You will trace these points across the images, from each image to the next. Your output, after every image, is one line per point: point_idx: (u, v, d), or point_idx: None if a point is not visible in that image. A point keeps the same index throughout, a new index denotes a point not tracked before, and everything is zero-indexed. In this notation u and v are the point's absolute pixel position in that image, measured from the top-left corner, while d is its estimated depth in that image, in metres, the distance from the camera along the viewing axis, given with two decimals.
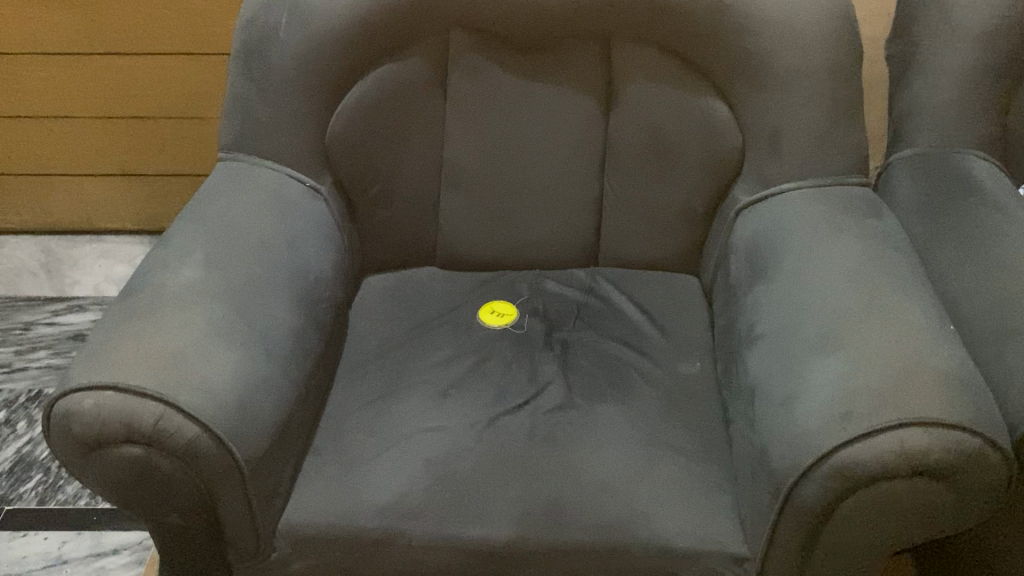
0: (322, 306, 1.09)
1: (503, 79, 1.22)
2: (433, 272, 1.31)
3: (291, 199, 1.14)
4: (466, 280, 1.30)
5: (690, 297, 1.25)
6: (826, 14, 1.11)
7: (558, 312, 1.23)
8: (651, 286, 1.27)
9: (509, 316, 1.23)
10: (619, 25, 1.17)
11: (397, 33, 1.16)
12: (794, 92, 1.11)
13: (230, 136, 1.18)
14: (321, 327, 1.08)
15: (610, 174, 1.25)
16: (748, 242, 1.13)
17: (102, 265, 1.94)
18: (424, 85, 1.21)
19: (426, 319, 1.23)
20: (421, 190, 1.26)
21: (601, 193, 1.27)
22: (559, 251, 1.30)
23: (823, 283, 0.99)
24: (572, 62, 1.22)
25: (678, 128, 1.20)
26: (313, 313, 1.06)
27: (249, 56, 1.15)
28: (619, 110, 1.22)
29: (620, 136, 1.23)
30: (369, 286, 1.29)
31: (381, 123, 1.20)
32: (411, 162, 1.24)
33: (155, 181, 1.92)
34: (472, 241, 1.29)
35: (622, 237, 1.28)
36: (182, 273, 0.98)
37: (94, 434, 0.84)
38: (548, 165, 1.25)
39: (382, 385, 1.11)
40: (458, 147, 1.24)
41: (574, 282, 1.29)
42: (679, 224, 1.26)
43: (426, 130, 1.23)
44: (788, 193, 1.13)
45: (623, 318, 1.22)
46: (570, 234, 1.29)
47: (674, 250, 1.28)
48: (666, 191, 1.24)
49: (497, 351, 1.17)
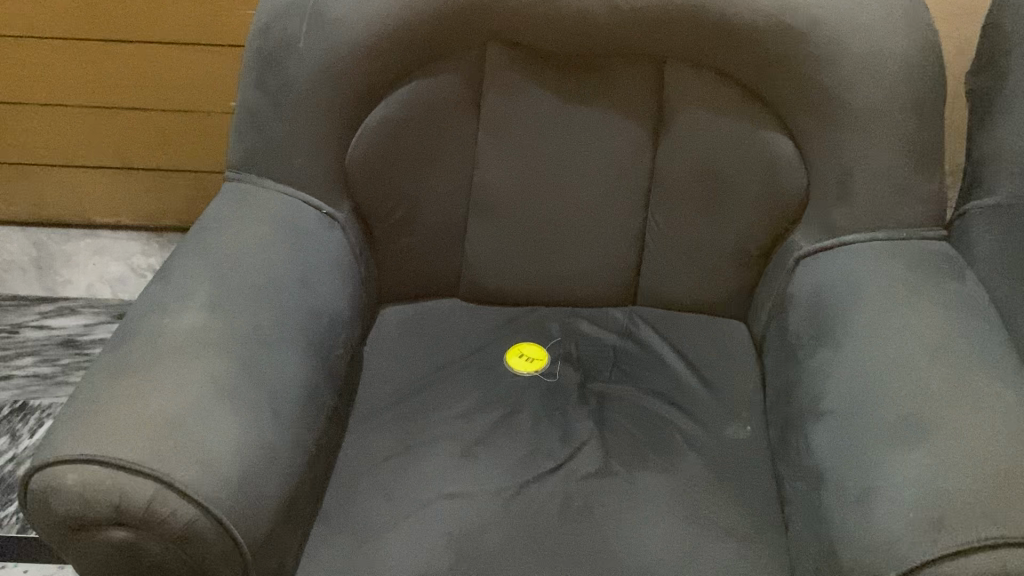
0: (337, 352, 0.98)
1: (544, 99, 1.10)
2: (455, 306, 1.20)
3: (305, 229, 1.02)
4: (492, 315, 1.19)
5: (738, 345, 1.14)
6: (912, 46, 0.99)
7: (593, 358, 1.12)
8: (694, 333, 1.16)
9: (540, 361, 1.12)
10: (677, 46, 1.05)
11: (429, 45, 1.04)
12: (870, 132, 1.00)
13: (239, 154, 1.07)
14: (334, 376, 0.97)
15: (655, 208, 1.14)
16: (810, 296, 1.02)
17: (96, 263, 1.86)
18: (455, 104, 1.09)
19: (448, 360, 1.12)
20: (446, 217, 1.15)
21: (644, 227, 1.15)
22: (594, 288, 1.19)
23: (901, 356, 0.88)
24: (621, 84, 1.10)
25: (734, 163, 1.09)
26: (327, 361, 0.95)
27: (264, 65, 1.04)
28: (669, 139, 1.10)
29: (669, 168, 1.12)
30: (386, 318, 1.18)
31: (406, 144, 1.09)
32: (437, 187, 1.13)
33: (154, 176, 1.80)
34: (500, 274, 1.18)
35: (664, 276, 1.17)
36: (182, 319, 0.87)
37: (76, 514, 0.73)
38: (588, 196, 1.14)
39: (400, 439, 1.01)
40: (490, 173, 1.13)
41: (610, 323, 1.18)
42: (728, 266, 1.15)
43: (455, 152, 1.12)
44: (857, 243, 1.03)
45: (664, 369, 1.11)
46: (607, 270, 1.18)
47: (721, 293, 1.17)
48: (717, 230, 1.13)
49: (527, 402, 1.06)
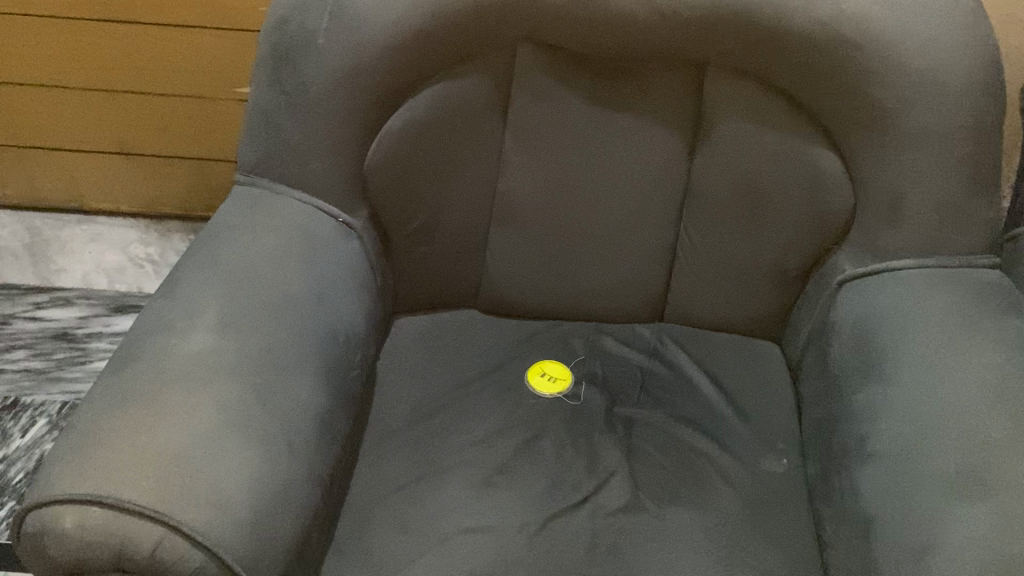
0: (354, 373, 0.92)
1: (577, 105, 1.03)
2: (474, 318, 1.14)
3: (320, 238, 0.96)
4: (513, 329, 1.13)
5: (771, 369, 1.09)
6: (975, 62, 0.93)
7: (619, 380, 1.07)
8: (724, 356, 1.10)
9: (563, 382, 1.06)
10: (721, 53, 0.98)
11: (457, 45, 0.97)
12: (925, 154, 0.94)
13: (251, 156, 1.00)
14: (351, 398, 0.91)
15: (689, 221, 1.09)
16: (854, 326, 0.96)
17: (92, 252, 1.75)
18: (482, 107, 1.03)
19: (467, 379, 1.06)
20: (468, 225, 1.09)
21: (676, 242, 1.10)
22: (621, 303, 1.13)
23: (958, 399, 0.83)
24: (658, 91, 1.03)
25: (776, 179, 1.03)
26: (343, 384, 0.89)
27: (278, 63, 0.97)
28: (707, 151, 1.04)
29: (705, 181, 1.06)
30: (401, 329, 1.12)
31: (428, 150, 1.02)
32: (459, 194, 1.07)
33: (155, 163, 1.73)
34: (522, 286, 1.12)
35: (695, 293, 1.12)
36: (191, 341, 0.80)
37: (76, 559, 0.68)
38: (618, 208, 1.08)
39: (416, 465, 0.95)
40: (516, 182, 1.07)
41: (636, 341, 1.12)
42: (764, 286, 1.09)
43: (479, 158, 1.05)
44: (905, 270, 0.97)
45: (694, 394, 1.05)
46: (635, 285, 1.12)
47: (754, 313, 1.11)
48: (753, 248, 1.07)
49: (551, 427, 1.01)
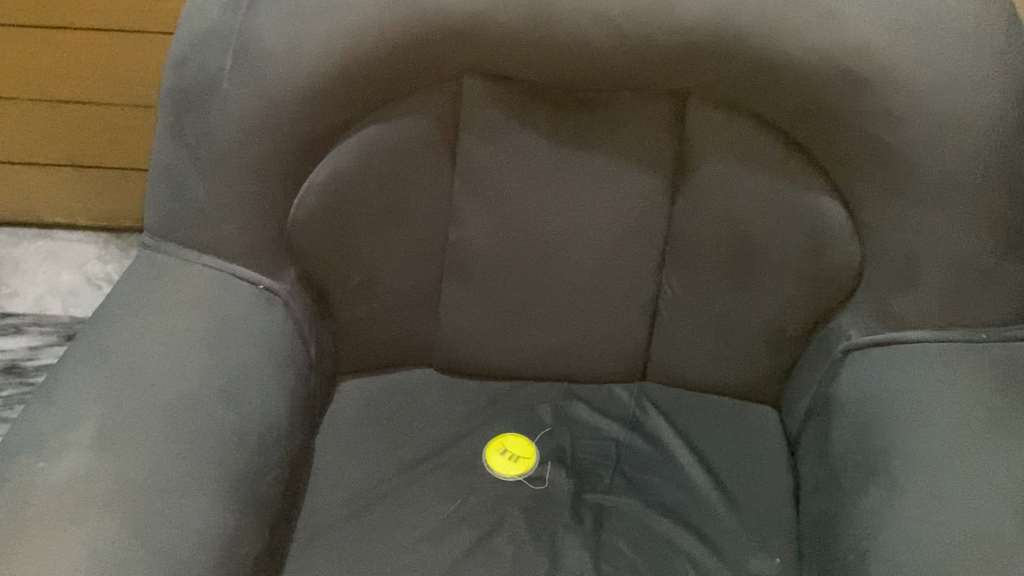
0: (271, 474, 0.79)
1: (535, 145, 0.88)
2: (428, 381, 1.01)
3: (236, 314, 0.83)
4: (472, 393, 1.00)
5: (767, 443, 0.95)
6: (1006, 98, 0.77)
7: (591, 457, 0.94)
8: (710, 425, 0.97)
9: (525, 461, 0.93)
10: (703, 84, 0.83)
11: (388, 83, 0.82)
12: (945, 208, 0.79)
13: (155, 215, 0.86)
14: (268, 505, 0.78)
15: (670, 273, 0.94)
16: (859, 410, 0.82)
17: (47, 271, 1.62)
18: (423, 151, 0.88)
19: (417, 458, 0.93)
20: (416, 281, 0.95)
21: (656, 295, 0.95)
22: (596, 363, 0.99)
23: (978, 521, 0.69)
24: (631, 128, 0.87)
25: (769, 229, 0.88)
26: (257, 492, 0.77)
27: (181, 110, 0.83)
28: (691, 195, 0.90)
29: (688, 229, 0.91)
30: (346, 395, 0.99)
31: (363, 201, 0.88)
32: (402, 248, 0.92)
33: (107, 176, 1.60)
34: (481, 346, 0.98)
35: (680, 352, 0.97)
36: (60, 464, 0.68)
37: None
38: (587, 260, 0.93)
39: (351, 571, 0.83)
40: (469, 232, 0.92)
41: (613, 407, 0.99)
42: (758, 346, 0.95)
43: (425, 207, 0.91)
44: (922, 344, 0.83)
45: (676, 476, 0.92)
46: (610, 344, 0.98)
47: (747, 374, 0.97)
48: (744, 304, 0.93)
49: (508, 518, 0.88)
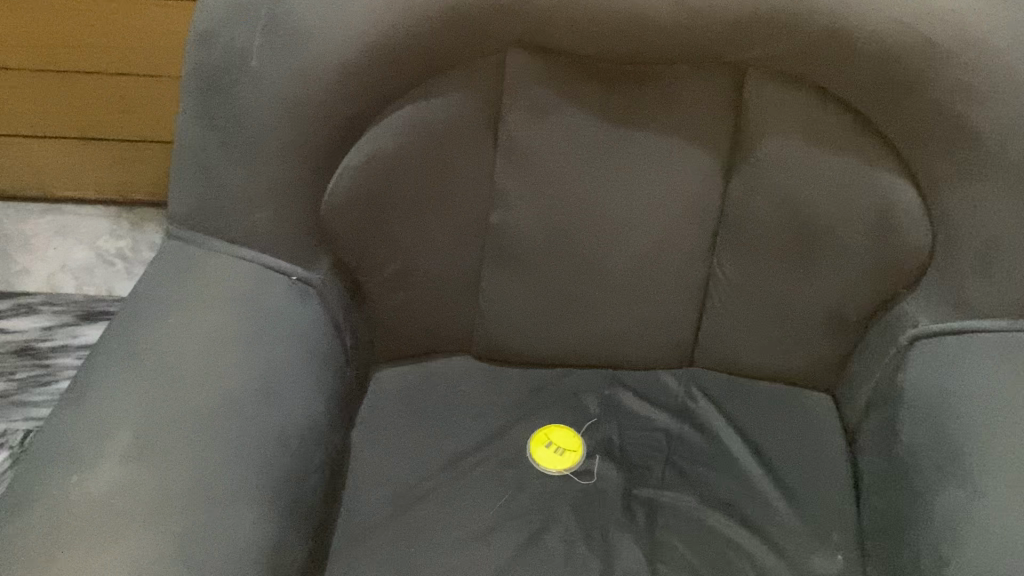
0: (313, 478, 0.76)
1: (584, 124, 0.83)
2: (466, 369, 0.97)
3: (272, 309, 0.79)
4: (514, 382, 0.96)
5: (823, 432, 0.91)
6: None
7: (640, 449, 0.90)
8: (763, 414, 0.93)
9: (571, 454, 0.90)
10: (769, 57, 0.77)
11: (430, 60, 0.77)
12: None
13: (180, 202, 0.81)
14: (311, 511, 0.75)
15: (724, 256, 0.89)
16: (932, 402, 0.79)
17: (58, 247, 1.57)
18: (466, 130, 0.82)
19: (459, 453, 0.89)
20: (455, 267, 0.90)
21: (709, 278, 0.91)
22: (643, 350, 0.95)
23: None
24: (687, 103, 0.82)
25: (833, 210, 0.83)
26: (300, 499, 0.73)
27: (207, 92, 0.78)
28: (749, 174, 0.84)
29: (745, 210, 0.86)
30: (382, 385, 0.95)
31: (402, 185, 0.83)
32: (442, 233, 0.87)
33: (119, 148, 1.55)
34: (524, 333, 0.94)
35: (731, 338, 0.93)
36: (97, 477, 0.64)
37: None
38: (638, 243, 0.88)
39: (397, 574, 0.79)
40: (513, 216, 0.87)
41: (661, 395, 0.95)
42: (816, 332, 0.90)
43: (467, 190, 0.86)
44: (995, 337, 0.80)
45: (731, 469, 0.89)
46: (659, 330, 0.93)
47: (802, 361, 0.93)
48: (803, 289, 0.88)
49: (557, 515, 0.85)
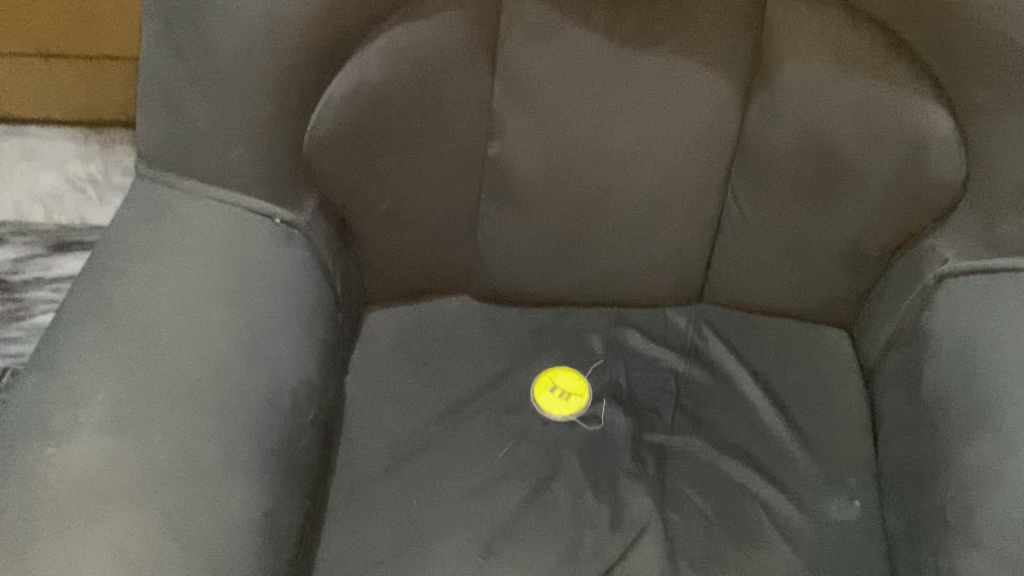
0: (307, 436, 0.71)
1: (589, 46, 0.75)
2: (463, 310, 0.92)
3: (254, 256, 0.73)
4: (514, 322, 0.91)
5: (838, 372, 0.87)
6: None
7: (649, 393, 0.86)
8: (775, 352, 0.89)
9: (577, 398, 0.85)
10: None
11: None
12: None
13: (147, 140, 0.74)
14: (306, 470, 0.71)
15: (739, 188, 0.83)
16: (962, 346, 0.75)
17: (23, 174, 1.48)
18: (460, 55, 0.75)
19: (459, 399, 0.85)
20: (451, 203, 0.84)
21: (720, 212, 0.85)
22: (651, 288, 0.90)
23: None
24: (701, 23, 0.75)
25: (859, 139, 0.78)
26: (295, 460, 0.69)
27: (171, 17, 0.70)
28: (768, 99, 0.78)
29: (763, 139, 0.80)
30: (375, 329, 0.90)
31: (391, 115, 0.76)
32: (435, 167, 0.81)
33: (83, 67, 1.44)
34: (524, 271, 0.88)
35: (744, 273, 0.88)
36: (73, 450, 0.60)
37: None
38: (646, 177, 0.82)
39: (399, 530, 0.76)
40: (511, 148, 0.80)
41: (670, 334, 0.90)
42: (832, 268, 0.86)
43: (462, 121, 0.79)
44: None
45: (743, 411, 0.85)
46: (667, 267, 0.88)
47: (818, 297, 0.88)
48: (821, 223, 0.83)
49: (563, 464, 0.81)
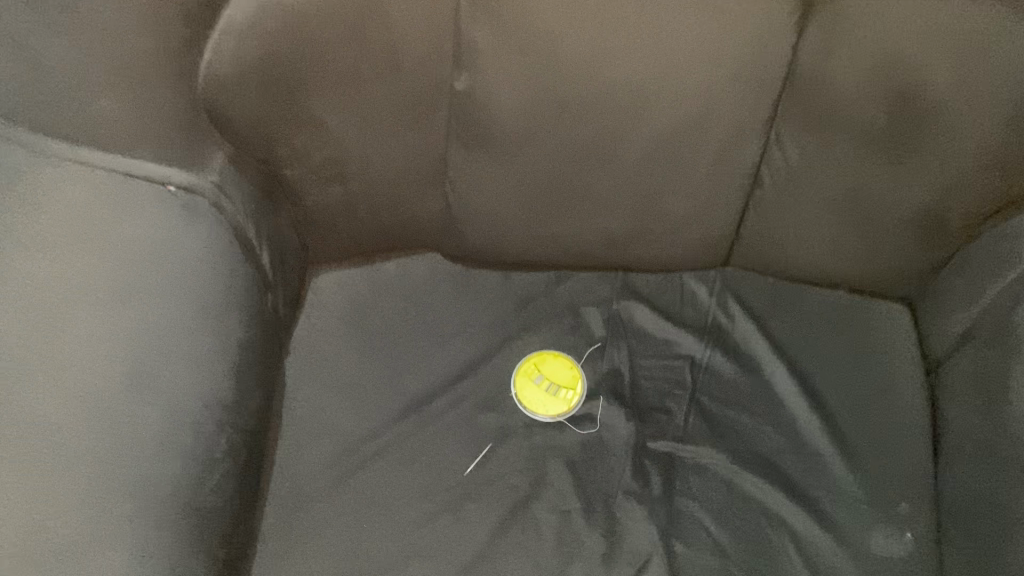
0: (223, 466, 0.56)
1: None
2: (432, 275, 0.75)
3: (137, 237, 0.55)
4: (495, 287, 0.74)
5: (894, 360, 0.71)
6: None
7: (657, 384, 0.70)
8: (813, 333, 0.73)
9: (568, 393, 0.70)
10: None
11: None
12: None
13: None
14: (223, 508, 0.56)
15: (785, 132, 0.64)
16: None
17: None
18: None
19: (424, 388, 0.70)
20: (412, 148, 0.65)
21: (760, 161, 0.66)
22: (665, 251, 0.72)
23: None
24: None
25: (952, 76, 0.57)
26: (205, 501, 0.54)
27: None
28: (833, 21, 0.57)
29: (823, 71, 0.60)
30: (324, 295, 0.73)
31: (319, 42, 0.57)
32: (387, 106, 0.62)
33: None
34: (506, 231, 0.70)
35: (784, 236, 0.71)
36: None
37: None
38: (664, 120, 0.62)
39: (347, 561, 0.62)
40: (486, 81, 0.60)
41: (686, 306, 0.74)
42: (898, 233, 0.67)
43: (416, 46, 0.58)
44: None
45: (771, 411, 0.69)
46: (688, 227, 0.70)
47: (875, 267, 0.70)
48: (889, 180, 0.64)
49: (549, 473, 0.66)
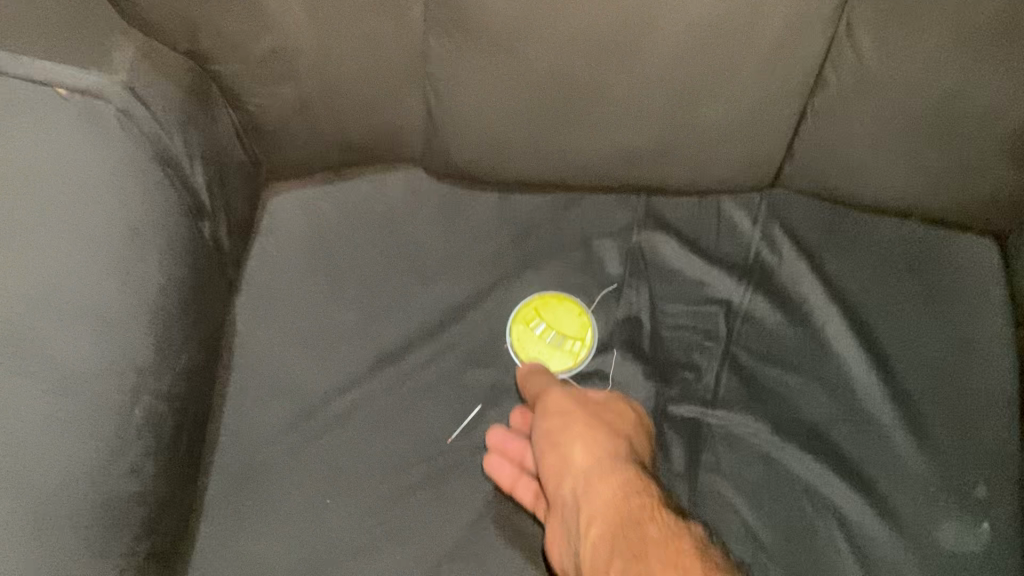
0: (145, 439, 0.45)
1: None
2: (414, 198, 0.62)
3: (16, 158, 0.42)
4: (489, 214, 0.62)
5: (978, 310, 0.58)
6: None
7: (684, 336, 0.58)
8: (879, 272, 0.59)
9: (573, 345, 0.58)
10: None
11: None
12: None
13: None
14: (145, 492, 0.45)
15: (861, 23, 0.49)
16: None
17: None
18: None
19: (402, 337, 0.58)
20: (381, 38, 0.51)
21: (824, 59, 0.52)
22: (699, 171, 0.58)
23: None
24: None
25: None
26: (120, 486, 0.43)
27: None
28: None
29: None
30: (283, 222, 0.61)
31: None
32: None
33: None
34: (501, 146, 0.57)
35: (848, 156, 0.56)
36: None
37: None
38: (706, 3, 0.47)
39: (309, 543, 0.52)
40: None
41: (721, 239, 0.61)
42: (996, 153, 0.53)
43: None
44: None
45: (823, 371, 0.57)
46: (729, 142, 0.56)
47: (962, 195, 0.57)
48: (996, 83, 0.50)
49: None
